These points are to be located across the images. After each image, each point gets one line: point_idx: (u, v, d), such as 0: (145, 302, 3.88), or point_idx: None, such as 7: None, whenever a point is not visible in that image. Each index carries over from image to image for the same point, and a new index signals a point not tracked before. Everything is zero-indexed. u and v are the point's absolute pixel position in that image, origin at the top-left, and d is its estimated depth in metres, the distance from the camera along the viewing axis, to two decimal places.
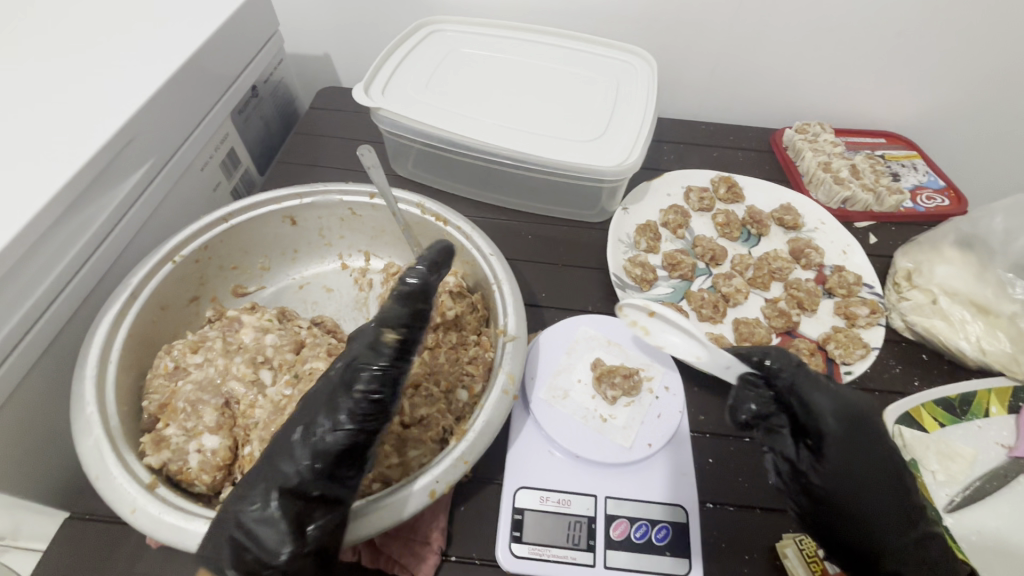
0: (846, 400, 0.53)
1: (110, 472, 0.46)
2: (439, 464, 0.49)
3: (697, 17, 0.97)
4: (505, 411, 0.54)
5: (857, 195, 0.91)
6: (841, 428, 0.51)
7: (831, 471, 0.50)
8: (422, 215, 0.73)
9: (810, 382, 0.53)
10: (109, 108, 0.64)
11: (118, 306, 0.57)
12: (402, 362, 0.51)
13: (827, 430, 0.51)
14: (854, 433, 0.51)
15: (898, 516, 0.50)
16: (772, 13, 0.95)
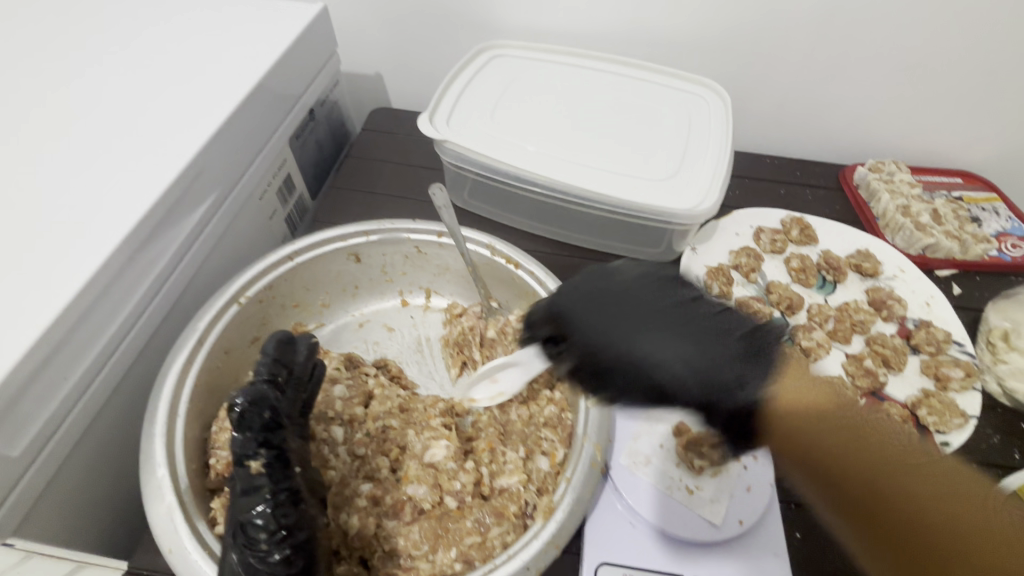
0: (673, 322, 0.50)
1: (184, 545, 0.44)
2: (528, 548, 0.46)
3: (771, 47, 0.93)
4: (595, 486, 0.50)
5: (941, 243, 0.86)
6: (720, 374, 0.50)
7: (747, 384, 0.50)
8: (492, 256, 0.69)
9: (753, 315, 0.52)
10: (180, 139, 0.62)
11: (185, 354, 0.55)
12: (280, 466, 0.46)
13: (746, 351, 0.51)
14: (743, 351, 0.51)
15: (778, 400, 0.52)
16: (851, 46, 0.91)
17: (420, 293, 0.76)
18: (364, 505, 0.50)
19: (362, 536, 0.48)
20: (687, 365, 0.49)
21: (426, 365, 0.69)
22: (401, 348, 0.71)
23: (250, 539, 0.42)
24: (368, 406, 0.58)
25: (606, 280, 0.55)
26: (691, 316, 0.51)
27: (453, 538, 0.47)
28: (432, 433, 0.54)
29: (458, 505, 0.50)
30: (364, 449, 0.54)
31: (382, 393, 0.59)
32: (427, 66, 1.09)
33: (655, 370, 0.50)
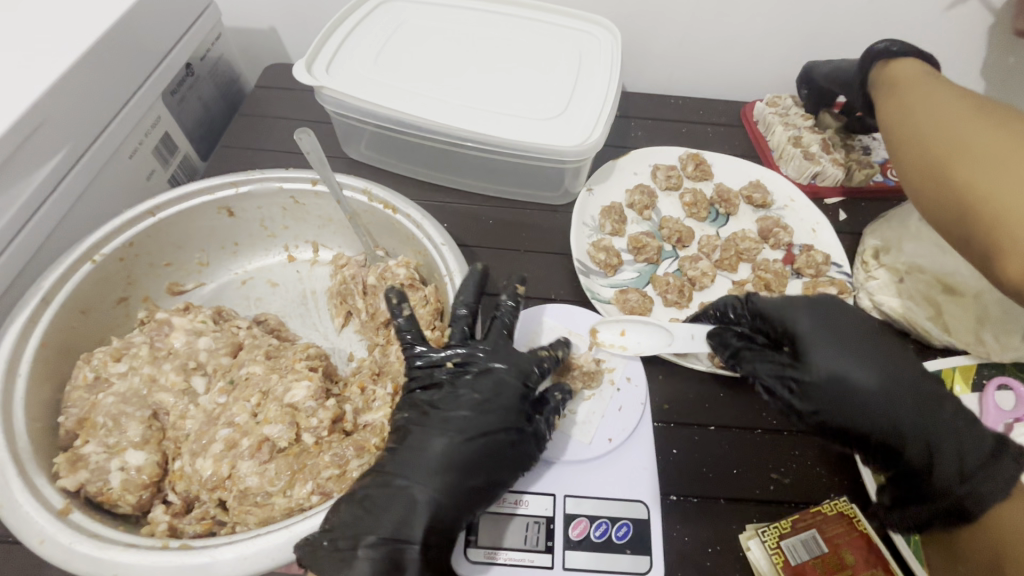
0: (860, 371, 0.50)
1: (15, 500, 0.42)
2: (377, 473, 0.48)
3: None
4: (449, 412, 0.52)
5: (828, 170, 0.88)
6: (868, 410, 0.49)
7: (821, 403, 0.50)
8: (369, 201, 0.68)
9: (817, 342, 0.53)
10: (11, 90, 0.57)
11: (28, 313, 0.52)
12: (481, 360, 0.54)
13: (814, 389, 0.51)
14: (861, 364, 0.51)
15: (879, 399, 0.49)
16: None
17: (307, 248, 0.75)
18: (218, 450, 0.49)
19: (215, 478, 0.48)
20: (872, 394, 0.50)
21: (312, 319, 0.69)
22: (284, 304, 0.70)
23: (432, 435, 0.49)
24: (236, 357, 0.57)
25: (835, 317, 0.55)
26: (857, 343, 0.52)
27: (310, 472, 0.48)
28: (296, 375, 0.53)
29: (316, 440, 0.50)
30: (225, 398, 0.53)
31: (251, 343, 0.58)
32: (319, 17, 1.03)
33: (826, 395, 0.50)
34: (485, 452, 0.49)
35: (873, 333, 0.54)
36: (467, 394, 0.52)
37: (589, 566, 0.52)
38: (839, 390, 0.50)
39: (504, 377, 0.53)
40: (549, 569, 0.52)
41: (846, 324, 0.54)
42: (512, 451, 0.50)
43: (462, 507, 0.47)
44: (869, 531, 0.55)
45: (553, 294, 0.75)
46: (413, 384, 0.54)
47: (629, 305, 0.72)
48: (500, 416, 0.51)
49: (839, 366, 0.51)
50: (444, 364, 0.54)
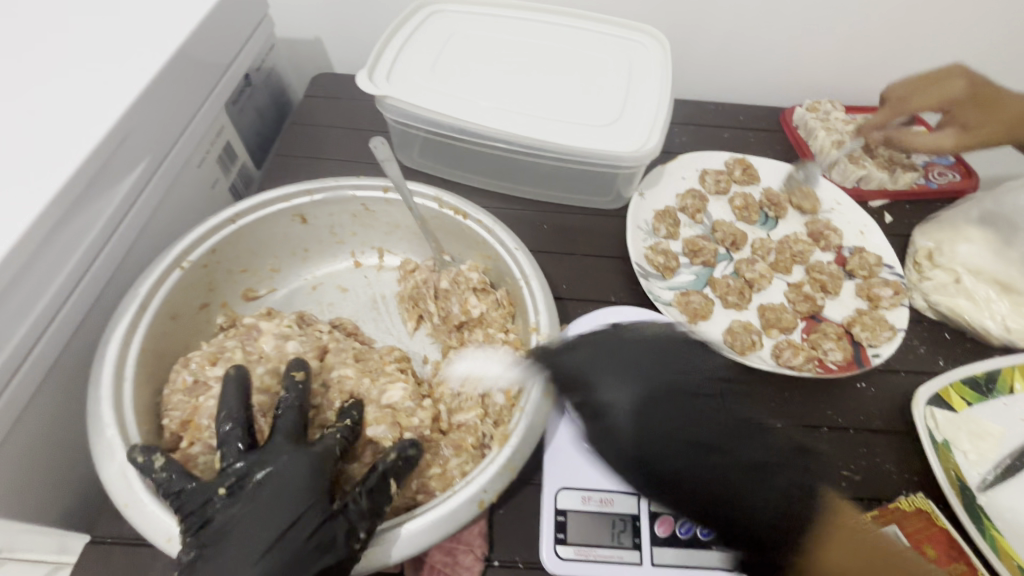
0: (639, 385, 0.52)
1: (140, 499, 0.44)
2: (485, 473, 0.48)
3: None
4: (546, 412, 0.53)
5: (872, 174, 0.91)
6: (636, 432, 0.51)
7: (642, 442, 0.50)
8: (440, 208, 0.70)
9: (604, 364, 0.53)
10: (103, 103, 0.59)
11: (128, 319, 0.54)
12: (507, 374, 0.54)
13: (620, 419, 0.51)
14: (655, 401, 0.52)
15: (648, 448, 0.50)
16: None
17: (373, 253, 0.76)
18: None
19: None
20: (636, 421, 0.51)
21: (383, 323, 0.70)
22: (356, 308, 0.71)
23: (286, 491, 0.43)
24: (323, 360, 0.58)
25: (618, 338, 0.56)
26: (608, 365, 0.53)
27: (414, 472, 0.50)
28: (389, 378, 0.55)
29: (419, 440, 0.51)
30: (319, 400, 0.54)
31: (336, 346, 0.59)
32: (366, 26, 1.05)
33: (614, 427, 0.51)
34: (285, 542, 0.42)
35: (678, 354, 0.56)
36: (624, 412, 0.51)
37: (678, 562, 0.54)
38: (622, 421, 0.51)
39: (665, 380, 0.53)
40: (639, 565, 0.53)
41: (620, 340, 0.56)
42: (328, 523, 0.43)
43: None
44: (948, 526, 0.57)
45: (612, 297, 0.77)
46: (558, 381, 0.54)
47: (691, 307, 0.74)
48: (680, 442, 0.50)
49: (620, 395, 0.52)
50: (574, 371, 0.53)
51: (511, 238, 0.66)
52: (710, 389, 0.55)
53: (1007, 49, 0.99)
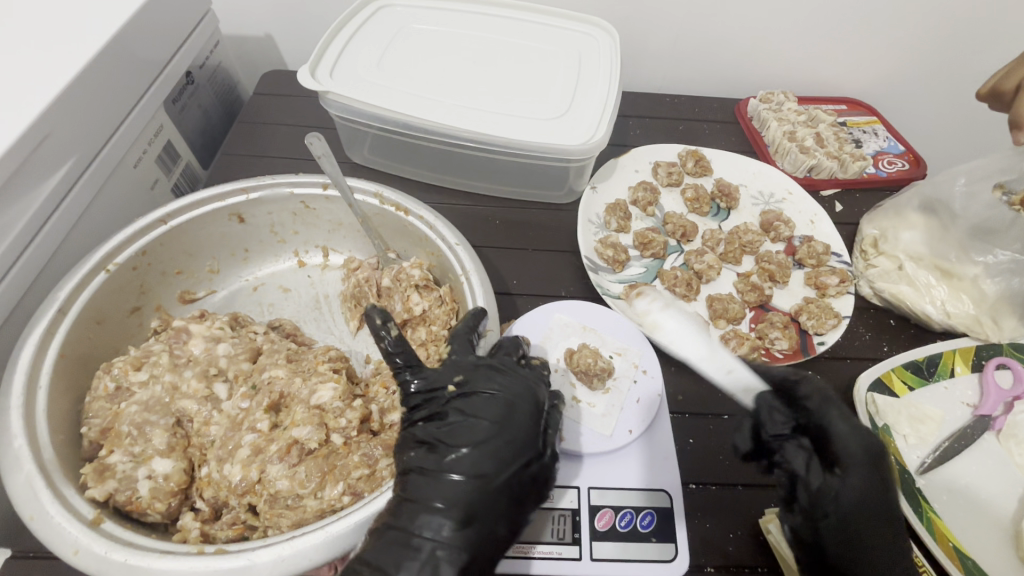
0: (485, 454, 0.47)
1: (46, 511, 0.42)
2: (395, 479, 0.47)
3: (651, 5, 0.94)
4: (444, 424, 0.49)
5: (823, 163, 0.90)
6: (462, 529, 0.43)
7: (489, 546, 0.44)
8: (381, 205, 0.68)
9: (462, 431, 0.48)
10: (17, 100, 0.56)
11: (44, 325, 0.52)
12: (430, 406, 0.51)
13: (466, 496, 0.45)
14: (506, 493, 0.46)
15: (477, 540, 0.44)
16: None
17: (317, 252, 0.76)
18: (245, 456, 0.49)
19: (245, 483, 0.48)
20: (458, 519, 0.44)
21: (326, 323, 0.70)
22: (297, 308, 0.71)
23: (452, 463, 0.46)
24: (255, 361, 0.58)
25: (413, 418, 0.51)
26: (426, 452, 0.47)
27: (340, 473, 0.48)
28: (320, 378, 0.54)
29: (344, 441, 0.51)
30: (248, 403, 0.53)
31: (269, 348, 0.58)
32: (313, 22, 1.03)
33: (476, 524, 0.44)
34: (449, 489, 0.45)
35: (452, 412, 0.50)
36: (476, 424, 0.48)
37: (617, 556, 0.53)
38: (477, 529, 0.44)
39: (513, 398, 0.50)
40: (578, 560, 0.53)
41: (422, 420, 0.50)
42: (431, 481, 0.45)
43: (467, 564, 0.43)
44: None
45: (562, 292, 0.76)
46: (414, 417, 0.51)
47: (639, 300, 0.74)
48: (502, 450, 0.47)
49: (469, 474, 0.45)
50: (445, 390, 0.51)
51: (451, 230, 0.64)
52: (433, 446, 0.48)
53: (968, 35, 0.97)
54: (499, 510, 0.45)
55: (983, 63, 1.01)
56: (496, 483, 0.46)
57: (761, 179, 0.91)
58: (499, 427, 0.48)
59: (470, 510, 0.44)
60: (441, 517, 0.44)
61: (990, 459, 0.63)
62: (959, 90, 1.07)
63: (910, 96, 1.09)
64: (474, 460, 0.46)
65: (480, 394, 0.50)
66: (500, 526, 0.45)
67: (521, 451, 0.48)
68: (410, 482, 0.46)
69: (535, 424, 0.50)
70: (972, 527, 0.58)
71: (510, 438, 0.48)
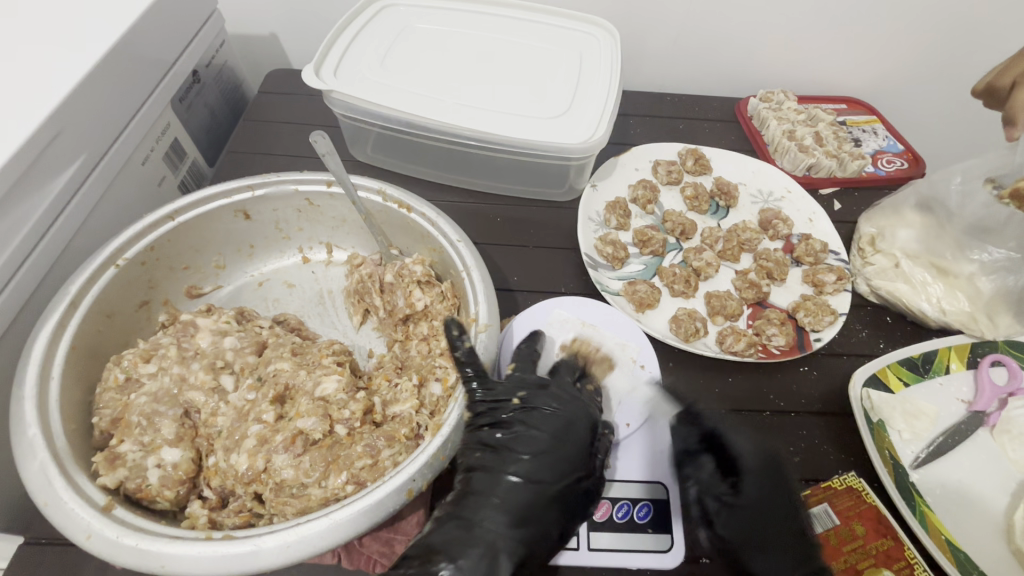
0: (547, 467, 0.53)
1: (60, 497, 0.43)
2: (415, 463, 0.47)
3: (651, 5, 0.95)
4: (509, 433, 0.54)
5: (822, 162, 0.91)
6: (523, 527, 0.49)
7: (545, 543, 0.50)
8: (384, 202, 0.69)
9: (525, 443, 0.53)
10: (29, 98, 0.58)
11: (56, 318, 0.53)
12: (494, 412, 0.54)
13: (529, 500, 0.51)
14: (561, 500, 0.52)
15: (536, 538, 0.49)
16: None
17: (322, 248, 0.77)
18: (251, 445, 0.50)
19: (251, 472, 0.49)
20: (518, 518, 0.50)
21: (330, 318, 0.71)
22: (302, 303, 0.72)
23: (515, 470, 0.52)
24: (261, 354, 0.59)
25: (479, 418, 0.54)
26: (491, 455, 0.53)
27: (343, 463, 0.49)
28: (324, 371, 0.55)
29: (348, 432, 0.52)
30: (254, 394, 0.54)
31: (274, 342, 0.60)
32: (317, 21, 1.04)
33: (536, 524, 0.50)
34: (511, 492, 0.51)
35: (516, 422, 0.54)
36: (538, 436, 0.54)
37: (613, 547, 0.54)
38: (536, 529, 0.50)
39: (572, 416, 0.56)
40: (576, 551, 0.54)
41: (487, 422, 0.54)
42: (496, 483, 0.51)
43: (523, 557, 0.48)
44: (877, 503, 0.58)
45: (561, 288, 0.77)
46: (479, 422, 0.54)
47: (638, 295, 0.75)
48: (562, 464, 0.54)
49: (532, 481, 0.52)
50: (511, 401, 0.55)
51: (453, 227, 0.65)
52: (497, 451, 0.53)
53: (966, 35, 0.97)
54: (553, 515, 0.51)
55: (982, 62, 1.02)
56: (551, 489, 0.52)
57: (761, 178, 0.92)
58: (558, 442, 0.54)
59: (531, 514, 0.50)
60: (502, 515, 0.49)
61: (983, 454, 0.64)
62: (958, 90, 1.07)
63: (910, 94, 1.09)
64: (537, 469, 0.52)
65: (541, 410, 0.56)
66: (553, 526, 0.51)
67: (577, 467, 0.54)
68: (474, 479, 0.52)
69: (590, 444, 0.55)
70: (963, 520, 0.59)
71: (568, 453, 0.54)
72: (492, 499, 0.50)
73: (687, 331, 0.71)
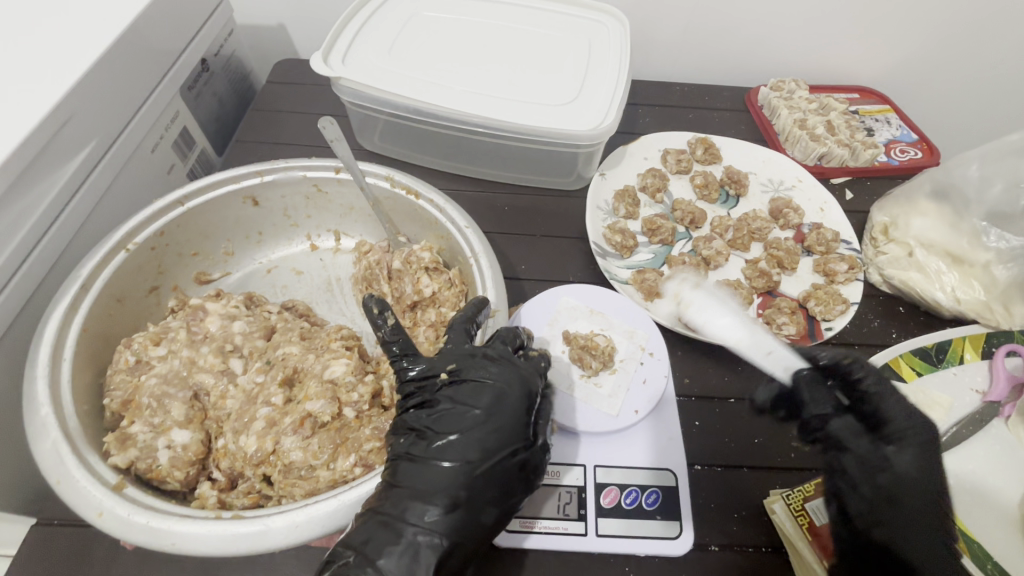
0: (476, 445, 0.47)
1: (71, 476, 0.44)
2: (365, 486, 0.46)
3: None
4: (437, 413, 0.49)
5: (834, 151, 0.90)
6: (450, 517, 0.44)
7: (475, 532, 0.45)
8: (392, 188, 0.69)
9: (454, 421, 0.48)
10: (41, 82, 0.58)
11: (68, 300, 0.54)
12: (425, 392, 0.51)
13: (456, 485, 0.45)
14: (493, 481, 0.46)
15: (465, 526, 0.44)
16: None
17: (329, 236, 0.77)
18: (260, 428, 0.50)
19: (260, 453, 0.49)
20: (445, 507, 0.44)
21: (339, 305, 0.71)
22: (310, 290, 0.73)
23: (444, 452, 0.46)
24: (270, 339, 0.59)
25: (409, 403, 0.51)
26: (416, 441, 0.47)
27: (352, 445, 0.49)
28: (333, 354, 0.56)
29: (356, 415, 0.52)
30: (263, 377, 0.55)
31: (283, 327, 0.60)
32: (325, 11, 1.04)
33: (465, 511, 0.44)
34: (439, 476, 0.45)
35: (443, 402, 0.49)
36: (466, 411, 0.48)
37: (621, 533, 0.54)
38: (464, 516, 0.44)
39: (504, 385, 0.50)
40: (583, 536, 0.54)
41: (417, 407, 0.50)
42: (421, 470, 0.45)
43: (451, 549, 0.43)
44: None
45: (570, 277, 0.77)
46: (408, 405, 0.51)
47: (647, 284, 0.74)
48: (493, 438, 0.47)
49: (461, 462, 0.46)
50: (438, 378, 0.51)
51: (462, 214, 0.65)
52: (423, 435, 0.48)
53: (984, 22, 0.96)
54: (483, 499, 0.45)
55: (1000, 50, 1.00)
56: (479, 470, 0.46)
57: (771, 167, 0.91)
58: (487, 416, 0.48)
59: (458, 500, 0.44)
60: (425, 503, 0.44)
61: (999, 445, 0.63)
62: (975, 79, 1.05)
63: (926, 83, 1.07)
64: (466, 449, 0.46)
65: (472, 381, 0.50)
66: (488, 510, 0.45)
67: (512, 441, 0.48)
68: (399, 468, 0.46)
69: (523, 414, 0.49)
70: (976, 509, 0.58)
71: (499, 426, 0.47)
72: (417, 486, 0.45)
73: None
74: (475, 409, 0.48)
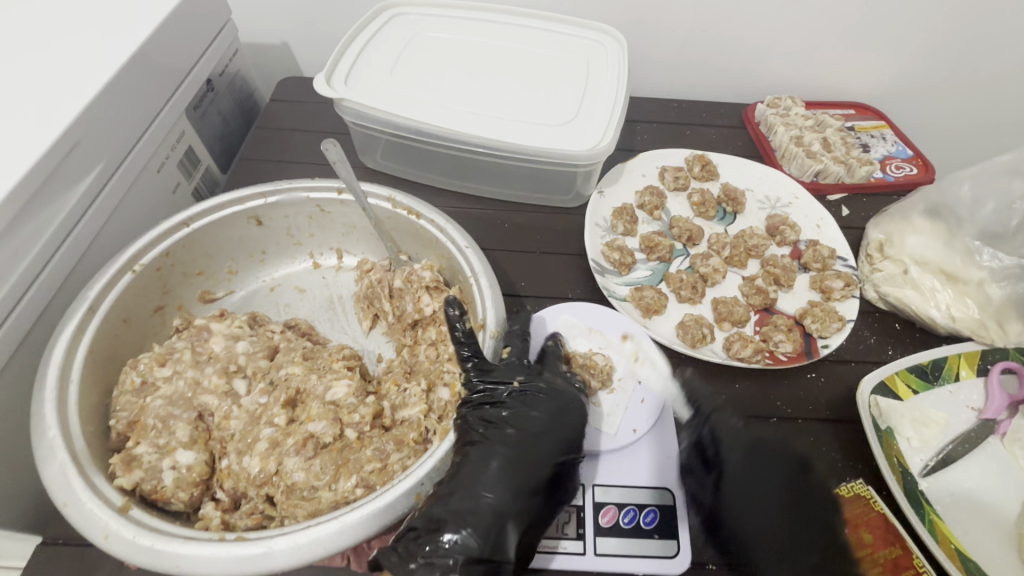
0: (547, 443, 0.53)
1: (79, 498, 0.45)
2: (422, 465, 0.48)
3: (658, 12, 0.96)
4: (507, 412, 0.54)
5: (829, 168, 0.91)
6: (523, 502, 0.49)
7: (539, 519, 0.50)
8: (393, 208, 0.70)
9: (524, 421, 0.54)
10: (51, 108, 0.59)
11: (75, 322, 0.55)
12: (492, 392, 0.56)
13: (531, 473, 0.51)
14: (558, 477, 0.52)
15: (531, 511, 0.49)
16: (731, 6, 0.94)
17: (332, 254, 0.78)
18: (263, 448, 0.51)
19: (263, 474, 0.50)
20: (519, 491, 0.49)
21: (341, 324, 0.72)
22: (312, 308, 0.74)
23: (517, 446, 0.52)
24: (273, 359, 0.60)
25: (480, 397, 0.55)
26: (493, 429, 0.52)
27: (353, 466, 0.50)
28: (335, 375, 0.57)
29: (358, 436, 0.53)
30: (266, 398, 0.56)
31: (286, 347, 0.61)
32: (328, 29, 1.05)
33: (536, 497, 0.50)
34: (512, 466, 0.50)
35: (515, 403, 0.55)
36: (537, 413, 0.54)
37: (619, 552, 0.55)
38: (535, 502, 0.50)
39: (568, 398, 0.57)
40: (582, 555, 0.54)
41: (488, 401, 0.55)
42: (497, 458, 0.50)
43: (521, 530, 0.48)
44: (886, 511, 0.58)
45: (569, 294, 0.78)
46: (476, 401, 0.55)
47: (644, 302, 0.75)
48: (560, 440, 0.54)
49: (535, 454, 0.52)
50: (508, 383, 0.56)
51: (463, 236, 0.66)
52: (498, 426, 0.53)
53: (977, 41, 0.97)
54: (549, 490, 0.51)
55: (993, 67, 1.01)
56: (551, 465, 0.52)
57: (768, 183, 0.92)
58: (556, 419, 0.54)
59: (530, 488, 0.50)
60: (503, 487, 0.49)
61: (993, 463, 0.63)
62: (969, 95, 1.07)
63: (922, 99, 1.09)
64: (537, 444, 0.52)
65: (541, 390, 0.56)
66: (550, 501, 0.51)
67: (573, 446, 0.54)
68: (473, 454, 0.51)
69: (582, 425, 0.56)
70: (973, 527, 0.59)
71: (566, 431, 0.54)
72: (493, 473, 0.50)
73: (695, 338, 0.71)
74: (545, 412, 0.54)
